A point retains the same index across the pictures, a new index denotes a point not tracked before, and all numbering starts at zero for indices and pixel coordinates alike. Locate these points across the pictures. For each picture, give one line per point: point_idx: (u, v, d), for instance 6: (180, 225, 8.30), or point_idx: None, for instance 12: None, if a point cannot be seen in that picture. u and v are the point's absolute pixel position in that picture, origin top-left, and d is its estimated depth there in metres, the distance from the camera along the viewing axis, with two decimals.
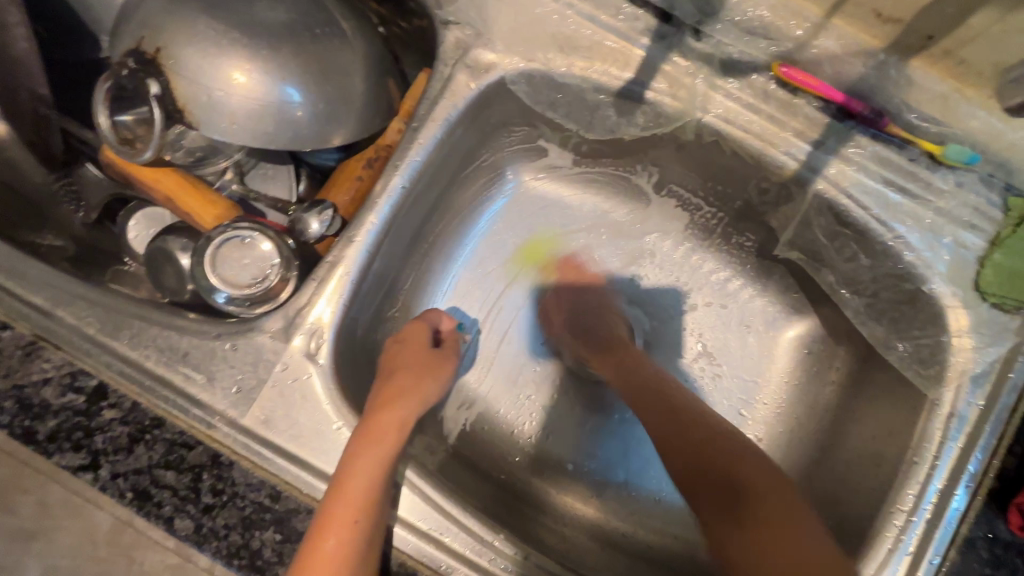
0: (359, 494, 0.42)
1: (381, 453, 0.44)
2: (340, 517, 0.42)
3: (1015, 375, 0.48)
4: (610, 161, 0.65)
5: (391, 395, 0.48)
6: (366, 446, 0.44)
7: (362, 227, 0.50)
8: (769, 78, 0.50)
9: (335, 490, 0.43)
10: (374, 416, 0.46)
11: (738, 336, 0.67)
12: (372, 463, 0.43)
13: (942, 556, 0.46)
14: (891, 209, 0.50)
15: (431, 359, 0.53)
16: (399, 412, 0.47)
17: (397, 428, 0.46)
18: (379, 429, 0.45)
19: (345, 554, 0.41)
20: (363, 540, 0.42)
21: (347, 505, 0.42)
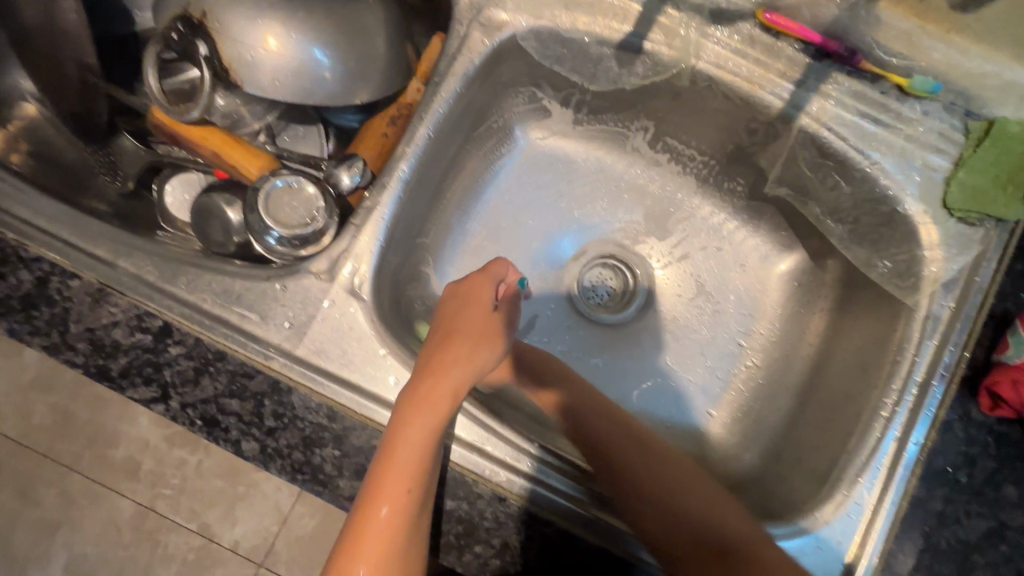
0: (410, 465, 0.44)
1: (430, 422, 0.46)
2: (391, 480, 0.44)
3: (980, 278, 0.54)
4: (611, 117, 0.70)
5: (445, 361, 0.50)
6: (417, 413, 0.46)
7: (393, 175, 0.54)
8: (754, 25, 0.56)
9: (387, 456, 0.44)
10: (427, 382, 0.48)
11: (732, 274, 0.73)
12: (428, 427, 0.46)
13: (923, 438, 0.52)
14: (867, 138, 0.56)
15: (492, 325, 0.55)
16: (453, 378, 0.48)
17: (450, 395, 0.48)
18: (430, 399, 0.47)
19: (398, 523, 0.43)
20: (417, 505, 0.44)
21: (400, 471, 0.44)
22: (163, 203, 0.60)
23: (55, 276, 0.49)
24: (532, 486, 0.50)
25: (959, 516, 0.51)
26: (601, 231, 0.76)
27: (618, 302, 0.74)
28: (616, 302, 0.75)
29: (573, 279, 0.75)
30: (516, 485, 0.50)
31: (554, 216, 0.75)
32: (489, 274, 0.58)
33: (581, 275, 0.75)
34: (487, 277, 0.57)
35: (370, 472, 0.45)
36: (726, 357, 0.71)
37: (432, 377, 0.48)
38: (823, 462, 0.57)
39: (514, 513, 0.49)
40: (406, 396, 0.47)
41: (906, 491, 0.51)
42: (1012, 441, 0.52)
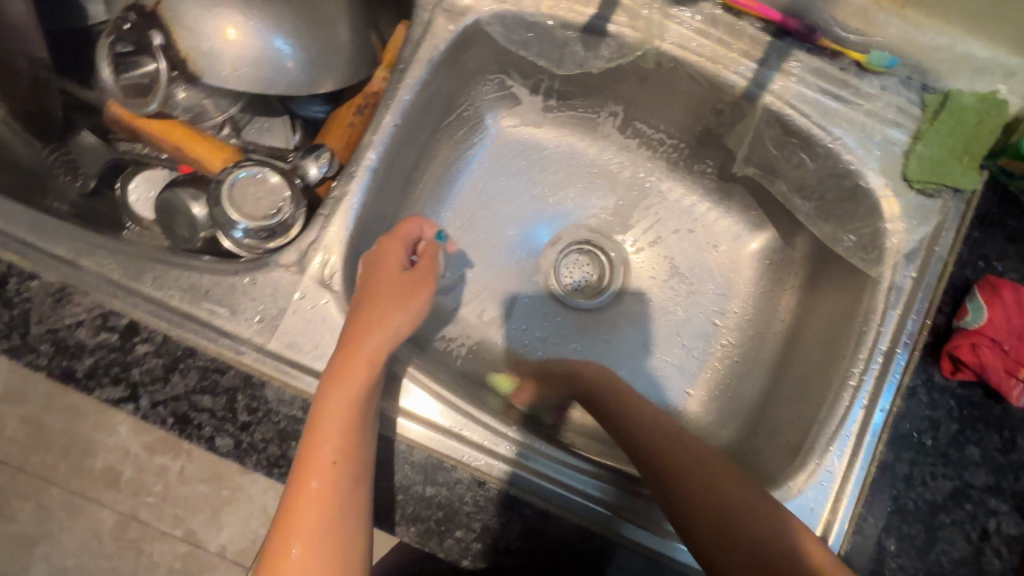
0: (335, 435, 0.45)
1: (349, 391, 0.46)
2: (320, 450, 0.45)
3: (940, 248, 0.56)
4: (580, 102, 0.71)
5: (362, 326, 0.49)
6: (335, 385, 0.46)
7: (360, 165, 0.54)
8: (716, 5, 0.57)
9: (315, 428, 0.46)
10: (345, 351, 0.48)
11: (706, 255, 0.74)
12: (348, 394, 0.46)
13: (890, 405, 0.54)
14: (828, 114, 0.57)
15: (407, 284, 0.52)
16: (371, 345, 0.48)
17: (369, 362, 0.48)
18: (349, 368, 0.47)
19: (329, 492, 0.44)
20: (350, 472, 0.45)
21: (325, 443, 0.45)
22: (125, 200, 0.59)
23: (13, 276, 0.48)
24: (513, 470, 0.51)
25: (925, 478, 0.53)
26: (575, 217, 0.76)
27: (594, 287, 0.75)
28: (592, 288, 0.75)
29: (549, 265, 0.75)
30: (496, 468, 0.50)
31: (527, 202, 0.75)
32: (401, 236, 0.56)
33: (556, 261, 0.75)
34: (400, 237, 0.56)
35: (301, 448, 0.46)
36: (701, 336, 0.73)
37: (350, 347, 0.48)
38: (795, 433, 0.59)
39: (494, 495, 0.49)
40: (329, 369, 0.48)
41: (874, 457, 0.53)
42: (975, 404, 0.54)
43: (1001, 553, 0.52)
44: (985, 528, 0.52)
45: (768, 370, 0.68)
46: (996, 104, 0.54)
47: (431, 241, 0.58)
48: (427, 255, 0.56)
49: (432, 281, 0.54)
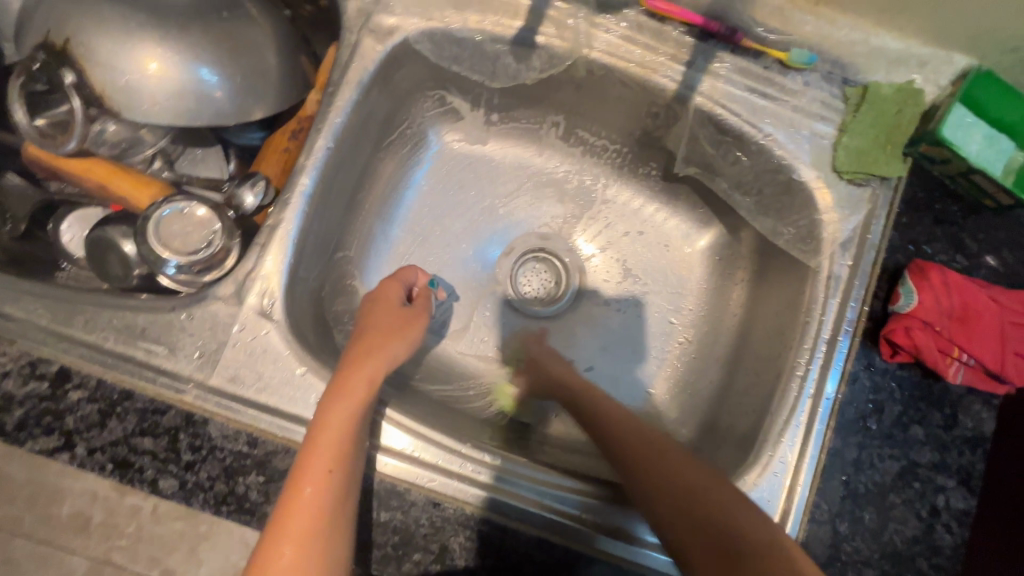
0: (333, 443, 0.45)
1: (351, 405, 0.47)
2: (317, 460, 0.44)
3: (872, 235, 0.57)
4: (522, 114, 0.71)
5: (362, 353, 0.52)
6: (336, 398, 0.47)
7: (294, 191, 0.53)
8: (640, 12, 0.57)
9: (313, 439, 0.45)
10: (348, 368, 0.50)
11: (657, 254, 0.75)
12: (349, 407, 0.47)
13: (835, 392, 0.55)
14: (757, 112, 0.58)
15: (402, 320, 0.58)
16: (371, 367, 0.51)
17: (367, 382, 0.50)
18: (350, 383, 0.49)
19: (320, 503, 0.43)
20: (341, 486, 0.44)
21: (323, 452, 0.45)
22: (58, 240, 0.57)
23: None
24: (489, 496, 0.50)
25: (872, 460, 0.54)
26: (527, 225, 0.76)
27: (553, 293, 0.75)
28: (550, 295, 0.75)
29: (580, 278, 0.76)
30: (450, 488, 0.50)
31: (478, 214, 0.75)
32: (400, 278, 0.61)
33: (512, 270, 0.75)
34: (395, 280, 0.61)
35: (296, 457, 0.45)
36: (658, 334, 0.73)
37: (353, 366, 0.50)
38: (749, 426, 0.59)
39: (466, 518, 0.49)
40: (330, 384, 0.49)
41: (823, 445, 0.54)
42: (915, 384, 0.55)
43: (951, 528, 0.53)
44: (934, 505, 0.54)
45: (723, 364, 0.68)
46: (912, 93, 0.56)
47: (422, 288, 0.63)
48: (421, 301, 0.61)
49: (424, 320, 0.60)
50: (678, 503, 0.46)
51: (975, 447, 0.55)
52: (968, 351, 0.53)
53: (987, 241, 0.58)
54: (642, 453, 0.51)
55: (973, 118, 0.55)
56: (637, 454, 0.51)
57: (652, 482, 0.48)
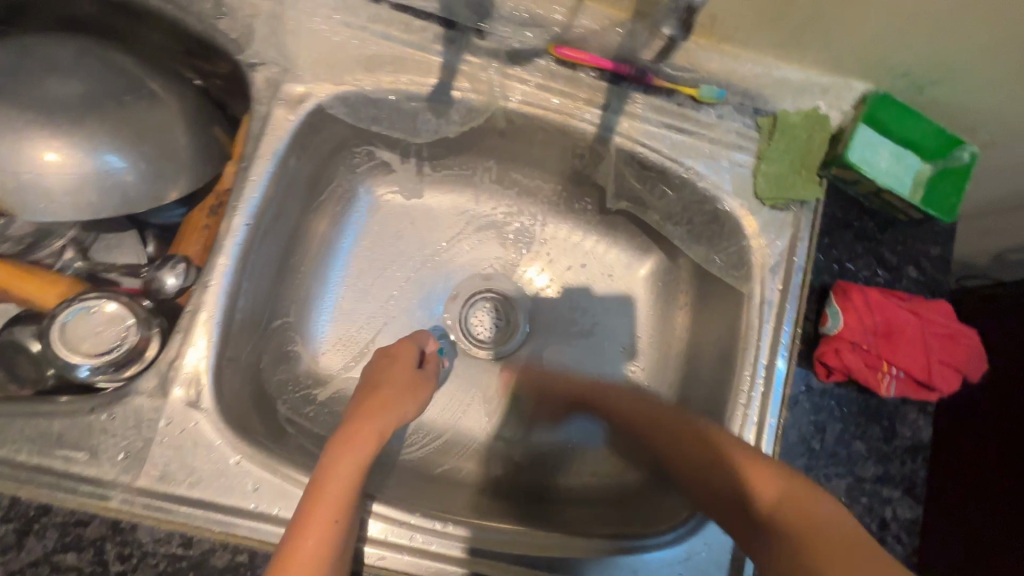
0: (338, 494, 0.45)
1: (358, 459, 0.48)
2: (322, 505, 0.45)
3: (798, 258, 0.59)
4: (452, 161, 0.71)
5: (371, 408, 0.53)
6: (344, 452, 0.48)
7: (215, 272, 0.52)
8: (550, 60, 0.58)
9: (316, 490, 0.45)
10: (355, 422, 0.51)
11: (603, 285, 0.75)
12: (355, 460, 0.48)
13: (779, 418, 0.56)
14: (676, 147, 0.59)
15: (413, 381, 0.58)
16: (380, 423, 0.52)
17: (375, 436, 0.51)
18: (360, 437, 0.50)
19: (320, 548, 0.43)
20: (339, 534, 0.44)
21: (325, 503, 0.45)
22: None
23: None
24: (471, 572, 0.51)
25: (821, 480, 0.55)
26: (471, 269, 0.76)
27: (506, 333, 0.75)
28: (501, 337, 0.75)
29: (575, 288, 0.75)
30: (402, 561, 0.51)
31: (421, 262, 0.74)
32: (415, 338, 0.62)
33: (461, 315, 0.74)
34: (411, 336, 0.62)
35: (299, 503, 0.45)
36: (611, 364, 0.73)
37: (361, 421, 0.51)
38: None
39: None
40: (336, 437, 0.49)
41: None
42: (852, 400, 0.56)
43: (902, 538, 0.55)
44: (883, 517, 0.55)
45: (674, 391, 0.69)
46: (818, 120, 0.58)
47: (434, 351, 0.64)
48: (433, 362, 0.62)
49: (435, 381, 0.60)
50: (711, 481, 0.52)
51: (916, 455, 0.56)
52: (896, 365, 0.54)
53: (906, 253, 0.60)
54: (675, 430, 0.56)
55: (879, 137, 0.58)
56: (664, 434, 0.58)
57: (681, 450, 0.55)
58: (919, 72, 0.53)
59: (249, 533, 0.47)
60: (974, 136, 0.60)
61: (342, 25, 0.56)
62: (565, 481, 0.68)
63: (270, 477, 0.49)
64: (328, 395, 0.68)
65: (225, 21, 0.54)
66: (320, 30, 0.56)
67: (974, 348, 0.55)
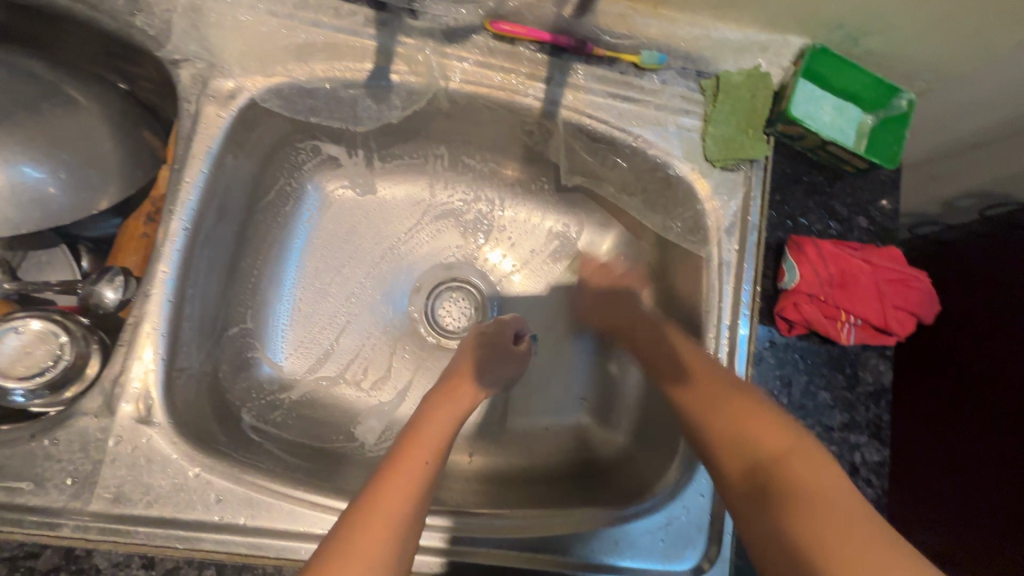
0: (439, 432, 0.52)
1: (456, 407, 0.55)
2: (428, 437, 0.51)
3: (752, 217, 0.59)
4: (402, 149, 0.70)
5: (465, 369, 0.60)
6: (445, 402, 0.55)
7: (155, 280, 0.50)
8: (488, 36, 0.57)
9: (423, 424, 0.52)
10: (453, 378, 0.59)
11: (567, 263, 0.75)
12: (452, 409, 0.55)
13: (746, 376, 0.56)
14: (623, 116, 0.59)
15: (503, 353, 0.64)
16: (475, 383, 0.59)
17: (471, 395, 0.58)
18: (456, 394, 0.57)
19: (424, 471, 0.47)
20: (417, 500, 0.45)
21: (428, 438, 0.51)
22: None
23: None
24: (448, 561, 0.50)
25: None
26: (432, 259, 0.75)
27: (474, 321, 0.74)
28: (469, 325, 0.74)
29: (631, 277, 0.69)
30: None
31: (381, 255, 0.73)
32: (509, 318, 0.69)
33: (426, 306, 0.73)
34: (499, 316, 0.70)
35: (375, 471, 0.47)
36: (581, 340, 0.73)
37: (458, 380, 0.59)
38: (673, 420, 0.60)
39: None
40: (435, 391, 0.57)
41: None
42: (815, 352, 0.57)
43: (871, 481, 0.56)
44: (852, 462, 0.56)
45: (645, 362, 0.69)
46: (760, 78, 0.58)
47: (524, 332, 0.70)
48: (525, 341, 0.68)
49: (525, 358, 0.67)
50: (742, 438, 0.45)
51: (879, 400, 0.57)
52: (854, 313, 0.55)
53: (855, 204, 0.61)
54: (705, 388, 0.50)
55: (820, 92, 0.59)
56: (698, 383, 0.50)
57: (706, 408, 0.48)
58: (853, 24, 0.54)
59: (215, 546, 0.45)
60: (911, 84, 0.61)
61: (268, 14, 0.54)
62: (545, 460, 0.67)
63: (233, 487, 0.47)
64: (295, 399, 0.66)
65: (140, 16, 0.51)
66: (245, 20, 0.53)
67: (926, 291, 0.56)
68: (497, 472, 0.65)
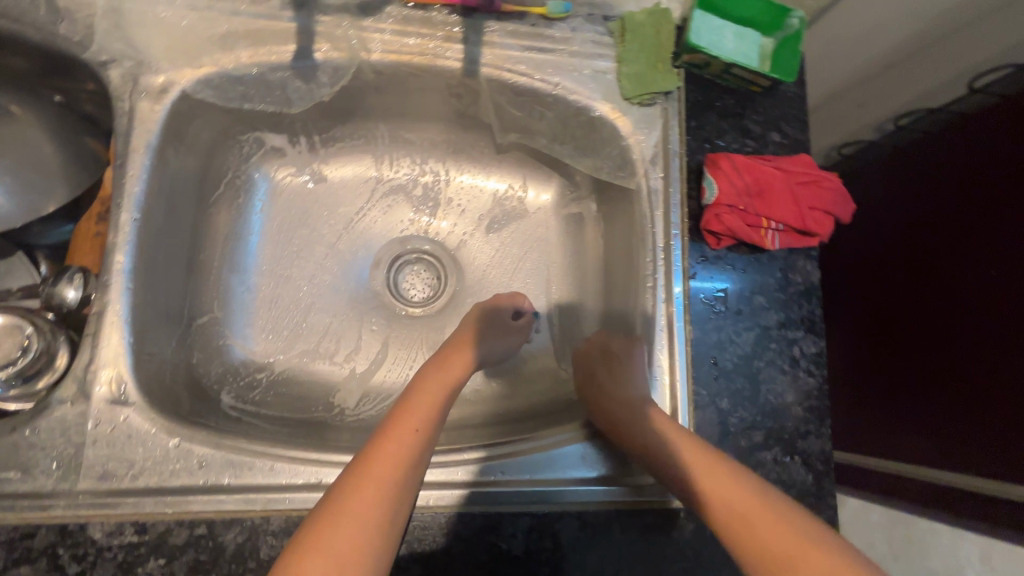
0: (429, 402, 0.53)
1: (446, 380, 0.56)
2: (419, 406, 0.52)
3: (672, 145, 0.63)
4: (342, 131, 0.73)
5: (458, 346, 0.62)
6: (435, 374, 0.57)
7: (113, 271, 0.52)
8: (401, 6, 0.60)
9: (411, 396, 0.53)
10: (445, 355, 0.60)
11: (516, 220, 0.78)
12: (440, 382, 0.56)
13: (684, 290, 0.60)
14: (539, 65, 0.63)
15: (496, 327, 0.67)
16: (464, 357, 0.60)
17: (461, 367, 0.59)
18: (446, 367, 0.58)
19: (413, 442, 0.48)
20: (409, 467, 0.46)
21: (420, 407, 0.52)
22: None
23: None
24: (466, 489, 0.54)
25: (732, 336, 0.60)
26: (387, 234, 0.77)
27: (436, 287, 0.77)
28: (432, 293, 0.77)
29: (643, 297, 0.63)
30: None
31: (335, 236, 0.75)
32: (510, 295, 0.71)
33: (388, 279, 0.76)
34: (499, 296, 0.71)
35: (352, 462, 0.45)
36: (538, 290, 0.77)
37: (450, 357, 0.60)
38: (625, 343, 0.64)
39: (432, 519, 0.53)
40: (427, 366, 0.58)
41: (686, 338, 0.59)
42: (744, 261, 0.62)
43: (812, 370, 0.60)
44: (793, 356, 0.61)
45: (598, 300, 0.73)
46: (662, 14, 0.62)
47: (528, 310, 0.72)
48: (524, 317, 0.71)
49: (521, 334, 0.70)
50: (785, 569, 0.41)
51: (810, 297, 0.62)
52: (773, 219, 0.59)
53: (767, 121, 0.65)
54: (752, 514, 0.44)
55: (720, 21, 0.62)
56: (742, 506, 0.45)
57: (760, 540, 0.43)
58: None
59: (203, 506, 0.48)
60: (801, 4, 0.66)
61: (187, 9, 0.56)
62: (517, 404, 0.71)
63: (214, 452, 0.50)
64: (272, 378, 0.69)
65: (63, 24, 0.53)
66: (166, 16, 0.56)
67: (837, 191, 0.60)
68: (470, 420, 0.69)
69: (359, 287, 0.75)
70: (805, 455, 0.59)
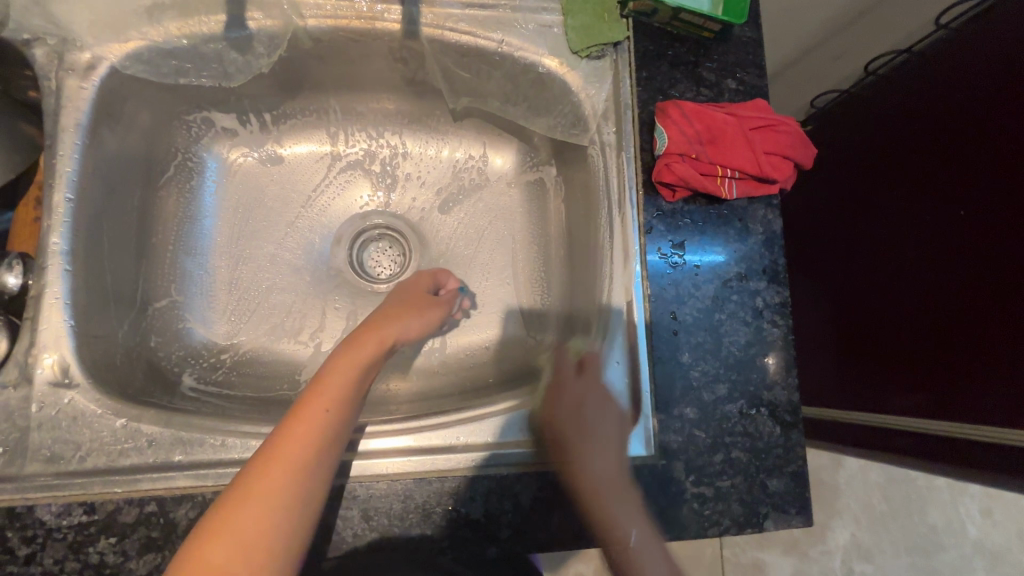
0: (341, 377, 0.48)
1: (361, 355, 0.51)
2: (332, 381, 0.48)
3: (624, 97, 0.61)
4: (291, 107, 0.71)
5: (379, 321, 0.56)
6: (350, 347, 0.52)
7: (50, 256, 0.52)
8: None
9: (325, 371, 0.49)
10: (364, 329, 0.54)
11: (475, 191, 0.76)
12: (356, 356, 0.51)
13: (641, 244, 0.59)
14: (481, 23, 0.61)
15: (423, 301, 0.62)
16: (385, 331, 0.55)
17: (382, 339, 0.54)
18: (363, 339, 0.53)
19: (322, 421, 0.45)
20: (321, 446, 0.44)
21: (332, 384, 0.48)
22: None
23: None
24: (423, 456, 0.54)
25: (691, 289, 0.59)
26: (347, 210, 0.75)
27: (399, 261, 0.76)
28: (397, 267, 0.76)
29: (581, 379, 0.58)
30: None
31: (292, 214, 0.73)
32: (433, 275, 0.67)
33: (351, 254, 0.75)
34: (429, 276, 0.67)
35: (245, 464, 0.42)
36: (504, 260, 0.75)
37: (369, 330, 0.54)
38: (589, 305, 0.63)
39: (389, 488, 0.52)
40: (347, 339, 0.53)
41: (644, 293, 0.58)
42: (702, 212, 0.60)
43: (776, 320, 0.59)
44: (756, 307, 0.59)
45: (563, 264, 0.71)
46: None
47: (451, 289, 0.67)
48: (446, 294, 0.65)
49: (443, 309, 0.63)
50: None
51: (773, 246, 0.60)
52: (728, 166, 0.57)
53: (722, 68, 0.63)
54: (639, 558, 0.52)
55: None
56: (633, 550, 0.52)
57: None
58: None
59: (153, 484, 0.48)
60: None
61: None
62: (485, 375, 0.70)
63: (164, 430, 0.49)
64: (236, 358, 0.68)
65: None
66: None
67: (795, 135, 0.58)
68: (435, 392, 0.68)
69: (321, 263, 0.74)
70: (773, 406, 0.58)
